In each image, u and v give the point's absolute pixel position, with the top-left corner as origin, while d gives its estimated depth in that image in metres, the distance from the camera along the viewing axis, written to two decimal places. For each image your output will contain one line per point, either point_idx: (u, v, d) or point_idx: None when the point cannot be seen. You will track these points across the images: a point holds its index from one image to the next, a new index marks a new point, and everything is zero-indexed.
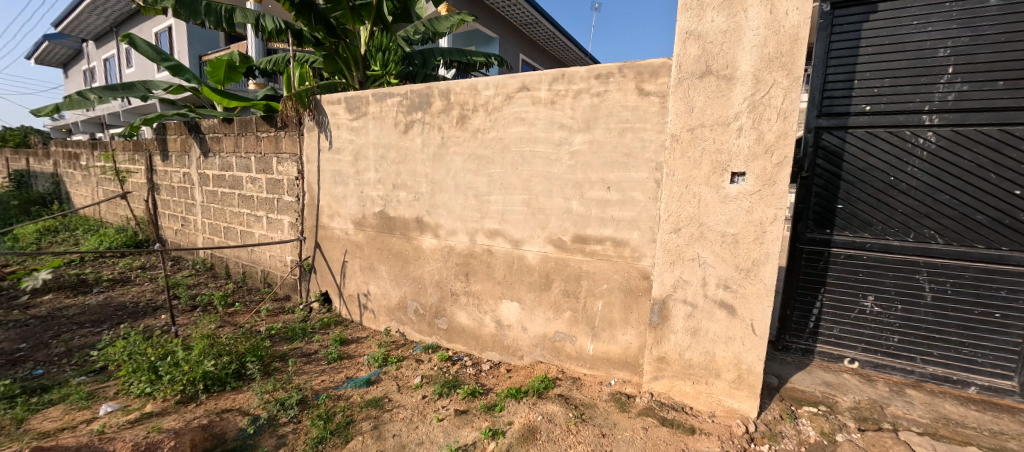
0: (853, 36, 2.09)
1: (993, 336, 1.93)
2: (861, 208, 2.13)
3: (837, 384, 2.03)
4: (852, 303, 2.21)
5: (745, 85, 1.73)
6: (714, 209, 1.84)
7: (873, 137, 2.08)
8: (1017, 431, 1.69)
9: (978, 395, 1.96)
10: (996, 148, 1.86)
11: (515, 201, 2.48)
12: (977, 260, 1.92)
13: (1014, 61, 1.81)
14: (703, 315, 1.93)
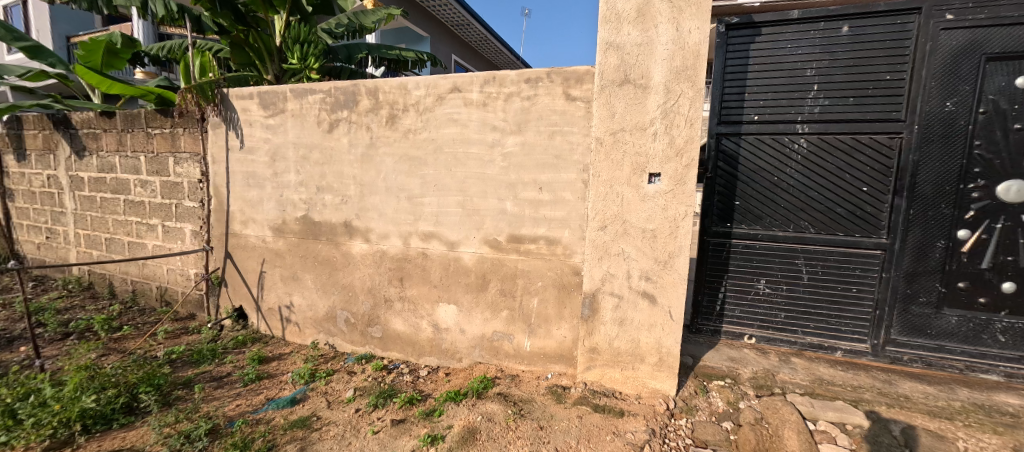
0: (744, 55, 2.39)
1: (852, 307, 2.34)
2: (753, 204, 2.45)
3: (739, 358, 2.31)
4: (749, 287, 2.53)
5: (658, 94, 1.91)
6: (635, 207, 2.00)
7: (761, 143, 2.40)
8: (870, 383, 2.07)
9: (843, 357, 2.36)
10: (850, 153, 2.26)
11: (449, 203, 2.47)
12: (840, 245, 2.31)
13: (859, 82, 2.21)
14: (628, 305, 2.09)
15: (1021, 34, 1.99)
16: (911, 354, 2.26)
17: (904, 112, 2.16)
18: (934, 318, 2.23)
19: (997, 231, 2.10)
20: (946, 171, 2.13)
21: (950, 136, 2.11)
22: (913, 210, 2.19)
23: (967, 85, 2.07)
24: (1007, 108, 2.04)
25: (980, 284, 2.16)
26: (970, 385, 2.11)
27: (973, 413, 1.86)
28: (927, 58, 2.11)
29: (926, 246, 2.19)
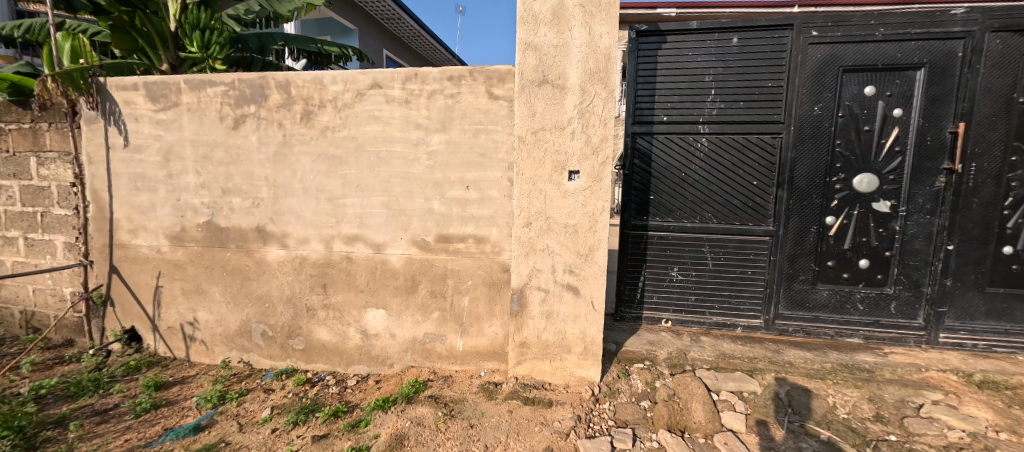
0: (653, 60, 2.58)
1: (748, 287, 2.65)
2: (665, 198, 2.67)
3: (657, 341, 2.49)
4: (664, 275, 2.75)
5: (574, 94, 1.99)
6: (557, 204, 2.07)
7: (669, 142, 2.62)
8: (763, 353, 2.35)
9: (743, 332, 2.66)
10: (742, 151, 2.54)
11: (373, 203, 2.37)
12: (737, 233, 2.60)
13: (748, 87, 2.50)
14: (555, 298, 2.17)
15: (867, 51, 2.38)
16: (795, 325, 2.61)
17: (783, 115, 2.48)
18: (811, 292, 2.59)
19: (855, 216, 2.50)
20: (816, 166, 2.49)
21: (818, 136, 2.46)
22: (792, 200, 2.52)
23: (829, 93, 2.44)
24: (858, 113, 2.43)
25: (844, 262, 2.54)
26: (838, 348, 2.48)
27: (839, 372, 2.19)
28: (799, 68, 2.44)
29: (803, 231, 2.55)
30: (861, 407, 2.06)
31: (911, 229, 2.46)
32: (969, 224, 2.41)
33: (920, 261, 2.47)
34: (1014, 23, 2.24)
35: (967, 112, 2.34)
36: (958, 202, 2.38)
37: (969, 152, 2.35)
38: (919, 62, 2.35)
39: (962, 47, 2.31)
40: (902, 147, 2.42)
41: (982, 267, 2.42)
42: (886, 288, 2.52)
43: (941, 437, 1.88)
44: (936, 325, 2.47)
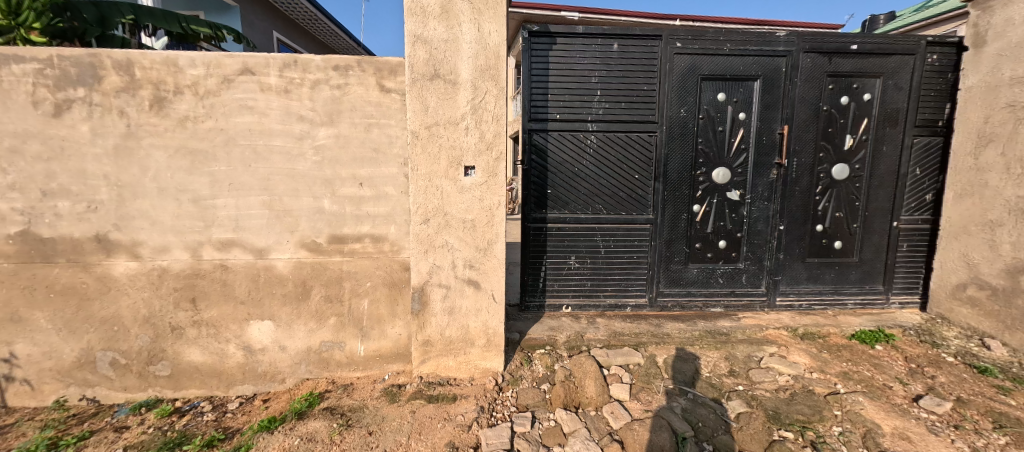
0: (545, 59, 2.71)
1: (634, 271, 2.95)
2: (561, 192, 2.83)
3: (557, 326, 2.65)
4: (563, 264, 2.92)
5: (466, 90, 2.00)
6: (454, 199, 2.08)
7: (562, 139, 2.78)
8: (646, 329, 2.64)
9: (631, 311, 2.96)
10: (625, 147, 2.81)
11: (251, 203, 2.12)
12: (624, 222, 2.87)
13: (628, 90, 2.76)
14: (456, 293, 2.17)
15: (718, 63, 2.79)
16: (672, 301, 2.98)
17: (657, 116, 2.80)
18: (684, 271, 2.98)
19: (714, 204, 2.92)
20: (684, 161, 2.86)
21: (684, 135, 2.83)
22: (667, 191, 2.87)
23: (692, 98, 2.81)
24: (714, 115, 2.85)
25: (708, 243, 2.97)
26: (705, 317, 2.90)
27: (705, 338, 2.58)
28: (668, 74, 2.76)
29: (676, 219, 2.91)
30: (719, 365, 2.44)
31: (755, 214, 2.97)
32: (794, 208, 2.98)
33: (761, 239, 2.99)
34: (817, 47, 2.82)
35: (789, 117, 2.88)
36: (785, 190, 2.93)
37: (791, 150, 2.91)
38: (756, 74, 2.83)
39: (784, 64, 2.84)
40: (746, 144, 2.89)
41: (803, 242, 3.02)
42: (739, 263, 3.01)
43: (774, 382, 2.31)
44: (774, 291, 3.03)
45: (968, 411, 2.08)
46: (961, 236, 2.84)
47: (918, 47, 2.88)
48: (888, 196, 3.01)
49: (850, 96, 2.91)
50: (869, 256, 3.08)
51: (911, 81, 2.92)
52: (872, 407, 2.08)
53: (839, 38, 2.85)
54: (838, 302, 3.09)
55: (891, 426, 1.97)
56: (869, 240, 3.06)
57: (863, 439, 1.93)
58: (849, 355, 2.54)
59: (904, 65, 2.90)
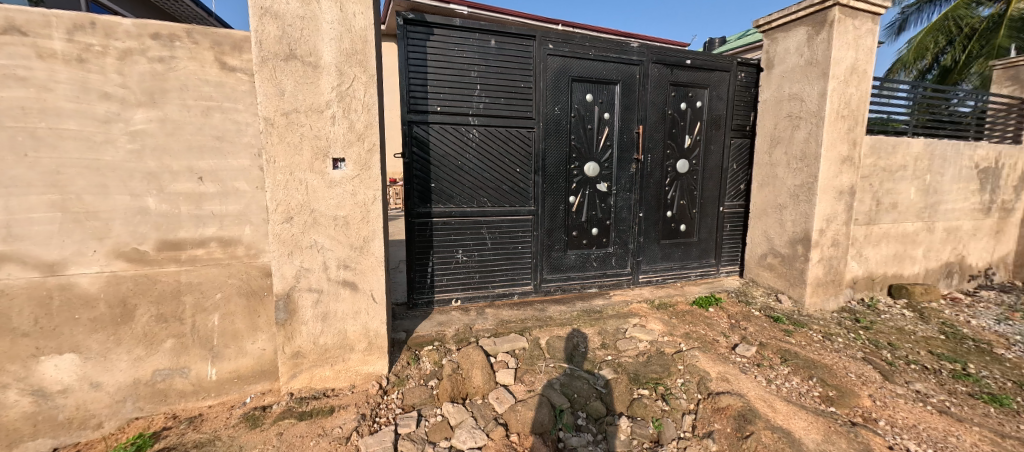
0: (423, 49, 2.63)
1: (519, 260, 3.08)
2: (445, 185, 2.80)
3: (446, 321, 2.63)
4: (451, 258, 2.91)
5: (330, 75, 1.83)
6: (322, 195, 1.90)
7: (444, 132, 2.75)
8: (531, 314, 2.80)
9: (519, 298, 3.10)
10: (507, 142, 2.90)
11: (34, 203, 1.63)
12: (508, 214, 2.97)
13: (506, 86, 2.85)
14: (330, 297, 2.00)
15: (585, 66, 3.06)
16: (555, 285, 3.21)
17: (534, 112, 2.94)
18: (564, 258, 3.22)
19: (587, 195, 3.21)
20: (560, 156, 3.07)
21: (559, 131, 3.04)
22: (546, 184, 3.05)
23: (564, 97, 3.03)
24: (584, 114, 3.12)
25: (583, 231, 3.25)
26: (583, 298, 3.19)
27: (581, 317, 2.84)
28: (542, 74, 2.93)
29: (555, 209, 3.12)
30: (593, 340, 2.71)
31: (620, 203, 3.35)
32: (649, 197, 3.44)
33: (626, 226, 3.40)
34: (662, 59, 3.29)
35: (643, 118, 3.31)
36: (643, 182, 3.37)
37: (646, 147, 3.35)
38: (616, 79, 3.17)
39: (637, 71, 3.24)
40: (611, 141, 3.23)
41: (657, 226, 3.52)
42: (609, 247, 3.37)
43: (636, 349, 2.65)
44: (636, 270, 3.48)
45: (767, 352, 2.67)
46: (763, 217, 3.63)
47: (732, 65, 3.57)
48: (716, 186, 3.68)
49: (687, 103, 3.47)
50: (705, 235, 3.72)
51: (729, 93, 3.59)
52: (705, 359, 2.52)
53: (677, 53, 3.36)
54: (683, 275, 3.69)
55: (717, 373, 2.40)
56: (705, 222, 3.70)
57: (698, 386, 2.34)
58: (691, 319, 3.05)
59: (723, 79, 3.56)
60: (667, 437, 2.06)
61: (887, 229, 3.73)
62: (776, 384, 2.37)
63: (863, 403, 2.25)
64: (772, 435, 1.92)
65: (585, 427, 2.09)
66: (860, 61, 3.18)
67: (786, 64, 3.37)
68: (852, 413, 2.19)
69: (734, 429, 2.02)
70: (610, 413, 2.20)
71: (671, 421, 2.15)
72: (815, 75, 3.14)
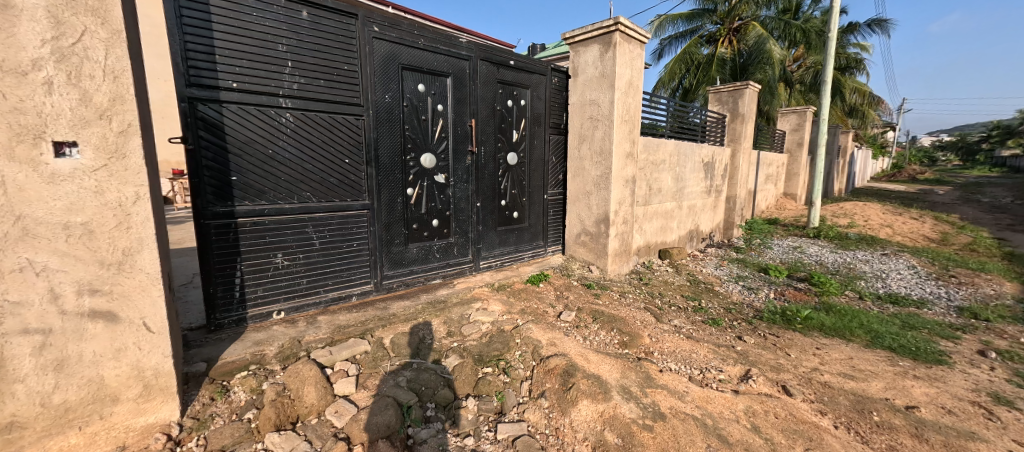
0: (203, 9, 2.12)
1: (355, 259, 2.83)
2: (252, 179, 2.35)
3: (265, 339, 2.28)
4: (268, 264, 2.48)
5: (37, 22, 1.39)
6: (36, 195, 1.43)
7: (245, 114, 2.29)
8: (374, 314, 2.67)
9: (358, 300, 2.88)
10: (330, 129, 2.59)
11: None
12: (339, 210, 2.69)
13: (325, 65, 2.53)
14: (69, 337, 1.52)
15: (414, 54, 2.96)
16: (398, 281, 3.09)
17: (361, 98, 2.71)
18: (405, 252, 3.11)
19: (425, 187, 3.15)
20: (394, 147, 2.92)
21: (392, 120, 2.88)
22: (380, 176, 2.86)
23: (394, 85, 2.87)
24: (416, 104, 3.03)
25: (424, 223, 3.19)
26: (427, 291, 3.17)
27: (427, 309, 2.84)
28: (368, 57, 2.71)
29: (392, 203, 2.97)
30: (438, 330, 2.71)
31: (458, 194, 3.41)
32: (485, 188, 3.61)
33: (465, 216, 3.49)
34: (488, 57, 3.45)
35: (475, 112, 3.43)
36: (478, 173, 3.51)
37: (479, 140, 3.48)
38: (447, 71, 3.19)
39: (467, 66, 3.33)
40: (446, 133, 3.24)
41: (493, 215, 3.74)
42: (450, 238, 3.41)
43: (479, 331, 2.78)
44: (477, 257, 3.64)
45: (583, 315, 3.16)
46: (577, 202, 4.26)
47: (546, 70, 4.01)
48: (541, 176, 4.12)
49: (513, 100, 3.75)
50: (535, 220, 4.14)
51: (546, 94, 4.04)
52: (538, 329, 2.82)
53: (502, 53, 3.58)
54: (518, 258, 4.04)
55: (547, 339, 2.71)
56: (533, 208, 4.10)
57: (533, 354, 2.59)
58: (525, 295, 3.38)
59: (541, 82, 3.97)
60: (508, 406, 2.22)
61: (656, 208, 4.87)
62: (590, 340, 2.83)
63: (645, 342, 2.88)
64: (588, 381, 2.27)
65: (435, 417, 2.10)
66: (635, 77, 4.00)
67: (586, 74, 3.98)
68: (639, 350, 2.78)
69: (560, 384, 2.30)
70: (458, 397, 2.25)
71: (512, 391, 2.33)
72: (607, 85, 3.81)
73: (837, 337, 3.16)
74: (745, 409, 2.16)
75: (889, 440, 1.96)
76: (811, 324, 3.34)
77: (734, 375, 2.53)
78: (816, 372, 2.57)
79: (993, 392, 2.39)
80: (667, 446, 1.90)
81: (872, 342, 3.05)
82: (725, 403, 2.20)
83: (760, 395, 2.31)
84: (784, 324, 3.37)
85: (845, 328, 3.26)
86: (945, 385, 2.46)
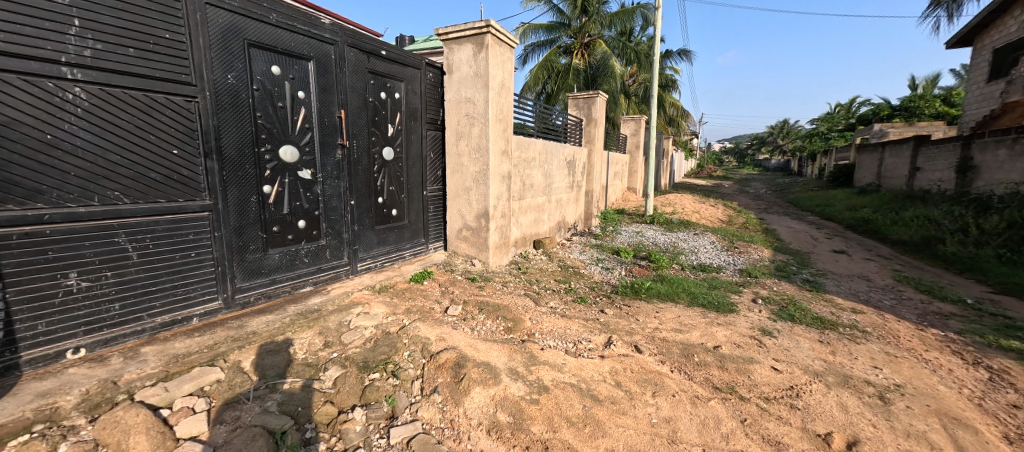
0: None
1: (193, 272, 2.46)
2: (19, 173, 1.86)
3: (58, 386, 1.84)
4: (53, 288, 2.00)
5: None
6: None
7: (5, 84, 1.80)
8: (225, 335, 2.37)
9: (200, 322, 2.50)
10: (146, 112, 2.20)
11: None
12: (164, 213, 2.30)
13: (133, 31, 2.13)
14: None
15: (264, 31, 2.66)
16: (255, 294, 2.76)
17: (193, 76, 2.36)
18: (263, 259, 2.79)
19: (286, 184, 2.86)
20: (242, 137, 2.60)
21: (238, 105, 2.56)
22: (224, 171, 2.52)
23: (239, 63, 2.55)
24: (270, 89, 2.72)
25: (286, 225, 2.90)
26: (294, 302, 2.90)
27: (297, 322, 2.61)
28: (200, 28, 2.36)
29: (243, 202, 2.64)
30: (314, 342, 2.51)
31: (328, 191, 3.16)
32: (359, 184, 3.42)
33: (337, 215, 3.26)
34: (357, 43, 3.25)
35: (344, 102, 3.21)
36: (351, 169, 3.30)
37: (350, 133, 3.28)
38: (308, 55, 2.92)
39: (332, 51, 3.09)
40: (310, 124, 2.97)
41: (370, 213, 3.56)
42: (321, 240, 3.15)
43: (362, 337, 2.63)
44: (354, 259, 3.44)
45: (469, 307, 3.27)
46: (456, 199, 4.34)
47: (421, 64, 3.95)
48: (419, 172, 4.07)
49: (387, 93, 3.61)
50: (415, 218, 4.07)
51: (421, 88, 3.98)
52: (426, 326, 2.81)
53: (373, 42, 3.41)
54: (399, 257, 3.93)
55: (435, 335, 2.69)
56: (413, 206, 4.03)
57: (422, 352, 2.53)
58: (410, 294, 3.35)
59: (416, 76, 3.91)
60: (400, 408, 2.08)
61: (529, 203, 5.29)
62: (477, 330, 2.93)
63: (526, 325, 3.09)
64: (478, 369, 2.30)
65: (315, 437, 1.89)
66: (506, 78, 4.25)
67: (461, 72, 4.06)
68: (522, 333, 2.97)
69: (451, 377, 2.27)
70: (343, 410, 2.06)
71: (402, 393, 2.19)
72: (481, 85, 3.95)
73: (670, 300, 3.99)
74: (609, 370, 2.52)
75: (705, 373, 2.58)
76: (652, 292, 4.13)
77: (599, 343, 2.94)
78: (658, 331, 3.19)
79: (764, 327, 3.34)
80: (552, 414, 2.05)
81: (691, 301, 3.94)
82: (595, 368, 2.52)
83: (620, 356, 2.73)
84: (633, 295, 4.09)
85: (675, 293, 4.12)
86: (737, 327, 3.33)
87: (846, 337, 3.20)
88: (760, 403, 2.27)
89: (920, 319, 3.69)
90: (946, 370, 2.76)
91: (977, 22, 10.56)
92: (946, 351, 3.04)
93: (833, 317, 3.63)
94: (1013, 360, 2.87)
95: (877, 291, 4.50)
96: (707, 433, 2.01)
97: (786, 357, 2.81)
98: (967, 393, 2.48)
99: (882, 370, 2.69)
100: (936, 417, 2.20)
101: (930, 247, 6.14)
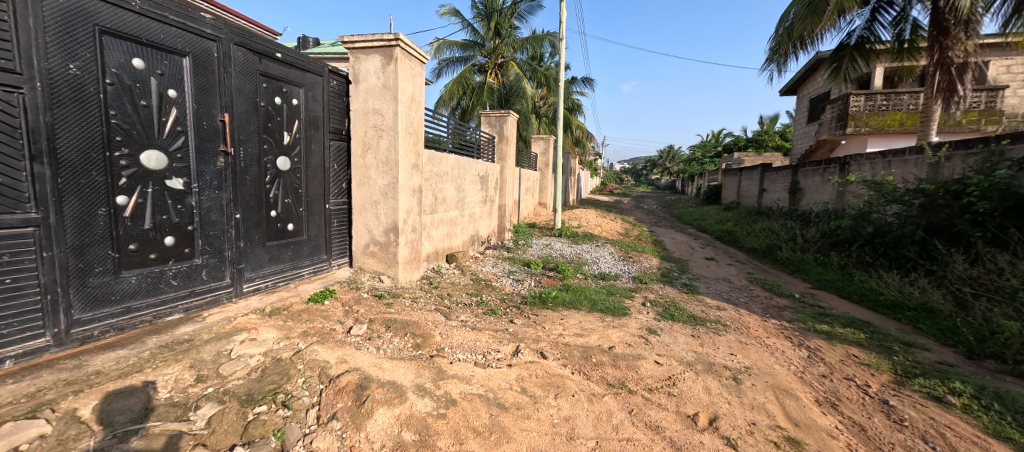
0: None
1: (11, 302, 2.00)
2: None
3: None
4: None
5: None
6: None
7: None
8: (54, 379, 1.97)
9: (15, 365, 2.03)
10: None
11: None
12: None
13: None
14: None
15: (122, 18, 2.31)
16: (99, 327, 2.32)
17: (17, 62, 1.96)
18: (114, 284, 2.37)
19: (148, 193, 2.48)
20: (87, 138, 2.22)
21: (83, 101, 2.19)
22: (61, 178, 2.12)
23: (86, 52, 2.19)
24: (129, 84, 2.36)
25: (147, 242, 2.50)
26: (158, 332, 2.51)
27: (159, 357, 2.25)
28: (30, 6, 1.98)
29: (87, 215, 2.23)
30: (183, 378, 2.18)
31: (205, 204, 2.81)
32: (246, 196, 3.09)
33: (217, 229, 2.90)
34: (245, 43, 2.99)
35: (229, 105, 2.91)
36: (235, 179, 2.98)
37: (235, 139, 2.97)
38: (182, 50, 2.60)
39: (214, 48, 2.80)
40: (182, 127, 2.63)
41: (259, 228, 3.23)
42: (194, 259, 2.77)
43: (245, 367, 2.36)
44: (239, 280, 3.08)
45: (375, 325, 3.13)
46: (362, 213, 4.12)
47: (323, 71, 3.75)
48: (320, 184, 3.82)
49: (282, 98, 3.36)
50: (314, 233, 3.79)
51: (323, 96, 3.76)
52: (325, 349, 2.63)
53: (265, 43, 3.16)
54: (296, 275, 3.62)
55: (335, 358, 2.54)
56: (312, 220, 3.75)
57: (319, 377, 2.35)
58: (307, 316, 3.10)
59: (316, 83, 3.69)
60: (291, 441, 1.88)
61: (441, 217, 5.25)
62: (383, 348, 2.82)
63: (436, 340, 3.06)
64: (382, 390, 2.22)
65: None
66: (415, 93, 4.23)
67: (368, 82, 3.94)
68: (431, 349, 2.93)
69: (353, 400, 2.15)
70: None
71: (295, 424, 1.99)
72: (388, 98, 3.87)
73: (573, 308, 4.28)
74: (516, 377, 2.63)
75: (600, 371, 2.83)
76: (558, 301, 4.39)
77: (508, 352, 3.04)
78: (562, 337, 3.40)
79: (650, 327, 3.78)
80: (458, 427, 2.07)
81: (592, 307, 4.29)
82: (502, 376, 2.61)
83: (526, 363, 2.86)
84: (541, 304, 4.31)
85: (577, 300, 4.44)
86: (629, 328, 3.71)
87: (712, 331, 3.78)
88: (645, 394, 2.57)
89: (765, 312, 4.49)
90: (781, 351, 3.41)
91: (799, 76, 13.44)
92: (780, 336, 3.76)
93: (703, 314, 4.26)
94: (823, 340, 3.67)
95: (736, 291, 5.37)
96: (600, 426, 2.21)
97: (665, 351, 3.22)
98: (793, 369, 3.09)
99: (736, 356, 3.23)
100: (771, 391, 2.71)
101: (773, 253, 7.53)
